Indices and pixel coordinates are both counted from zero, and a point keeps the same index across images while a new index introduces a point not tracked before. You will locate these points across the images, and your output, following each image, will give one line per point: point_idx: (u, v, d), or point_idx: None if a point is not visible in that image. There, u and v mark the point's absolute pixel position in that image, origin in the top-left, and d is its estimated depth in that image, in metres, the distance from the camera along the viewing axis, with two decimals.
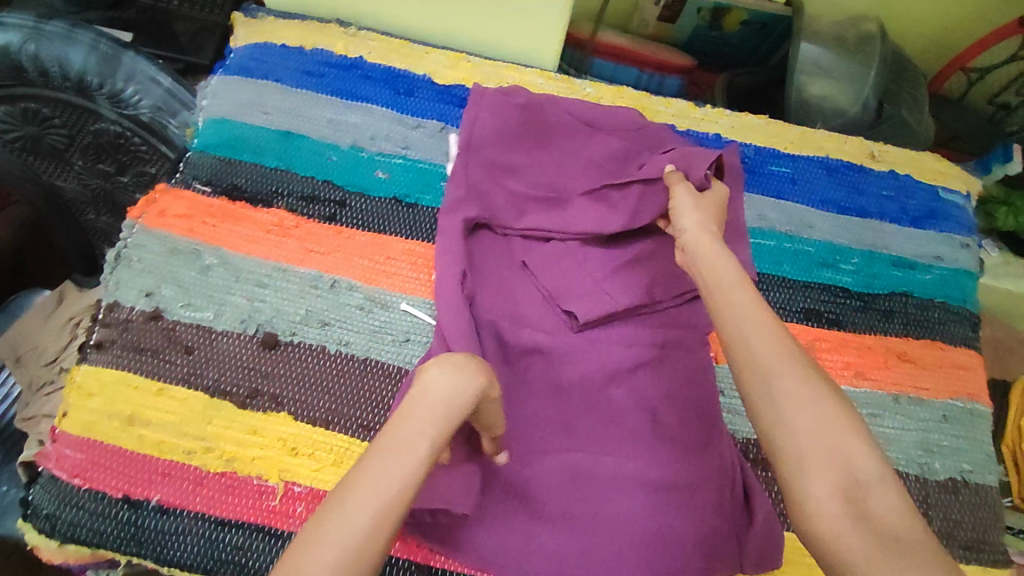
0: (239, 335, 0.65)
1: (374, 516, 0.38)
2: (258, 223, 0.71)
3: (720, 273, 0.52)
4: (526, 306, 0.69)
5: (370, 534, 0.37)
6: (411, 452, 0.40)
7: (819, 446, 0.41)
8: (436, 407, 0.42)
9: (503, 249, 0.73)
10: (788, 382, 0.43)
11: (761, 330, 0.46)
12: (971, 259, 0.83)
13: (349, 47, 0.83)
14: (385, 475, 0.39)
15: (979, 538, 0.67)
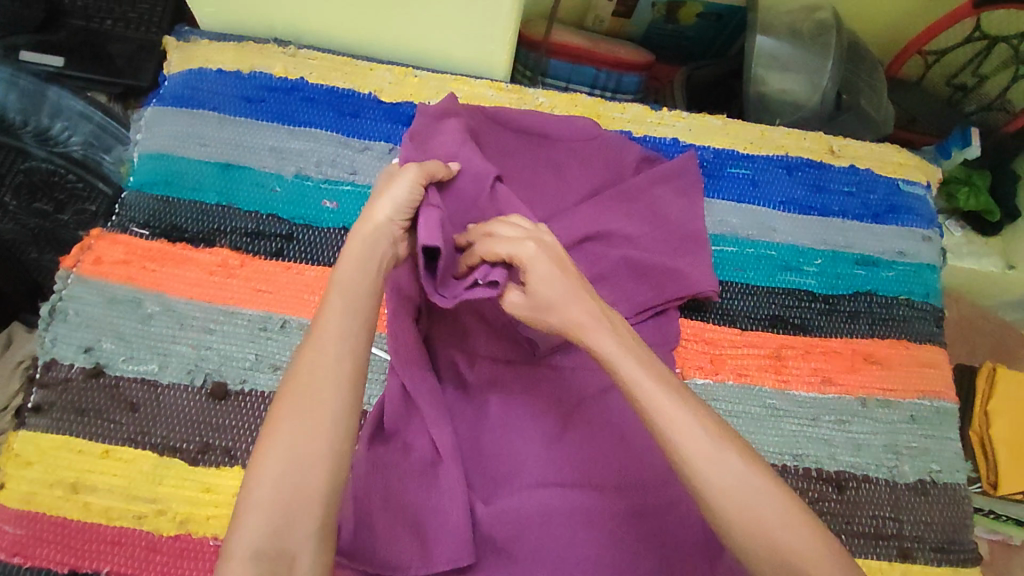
0: (187, 387, 0.63)
1: (303, 404, 0.46)
2: (201, 265, 0.68)
3: (646, 379, 0.48)
4: (489, 336, 0.67)
5: (299, 440, 0.45)
6: (323, 357, 0.47)
7: (793, 558, 0.43)
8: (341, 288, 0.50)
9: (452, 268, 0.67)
10: (747, 501, 0.44)
11: (707, 454, 0.45)
12: (934, 252, 0.82)
13: (289, 69, 0.79)
14: (301, 383, 0.46)
15: (948, 539, 0.68)
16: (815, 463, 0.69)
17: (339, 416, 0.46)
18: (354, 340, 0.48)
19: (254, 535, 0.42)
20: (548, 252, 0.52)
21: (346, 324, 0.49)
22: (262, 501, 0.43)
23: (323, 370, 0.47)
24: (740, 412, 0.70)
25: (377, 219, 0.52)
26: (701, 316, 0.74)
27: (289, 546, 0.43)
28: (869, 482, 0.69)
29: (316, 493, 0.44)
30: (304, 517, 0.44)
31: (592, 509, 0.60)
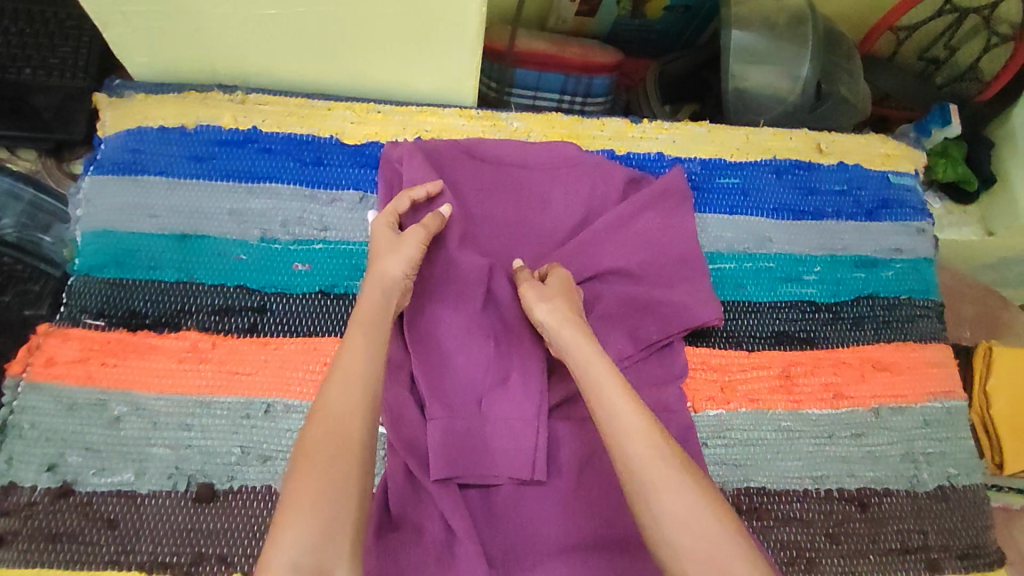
0: (169, 492, 0.57)
1: (343, 418, 0.48)
2: (168, 353, 0.62)
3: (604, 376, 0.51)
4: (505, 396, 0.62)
5: (336, 455, 0.46)
6: (351, 375, 0.50)
7: (705, 543, 0.43)
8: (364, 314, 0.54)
9: (453, 326, 0.64)
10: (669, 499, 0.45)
11: (657, 466, 0.46)
12: (930, 245, 0.81)
13: (239, 119, 0.73)
14: (336, 404, 0.48)
15: (972, 544, 0.68)
16: (836, 482, 0.68)
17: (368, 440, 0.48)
18: (373, 369, 0.51)
19: (290, 548, 0.42)
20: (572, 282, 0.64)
21: (373, 350, 0.51)
22: (300, 515, 0.44)
23: (354, 393, 0.49)
24: (756, 438, 0.68)
25: (388, 274, 0.57)
26: (705, 341, 0.71)
27: (326, 560, 0.43)
28: (890, 496, 0.68)
29: (351, 511, 0.45)
30: (339, 534, 0.44)
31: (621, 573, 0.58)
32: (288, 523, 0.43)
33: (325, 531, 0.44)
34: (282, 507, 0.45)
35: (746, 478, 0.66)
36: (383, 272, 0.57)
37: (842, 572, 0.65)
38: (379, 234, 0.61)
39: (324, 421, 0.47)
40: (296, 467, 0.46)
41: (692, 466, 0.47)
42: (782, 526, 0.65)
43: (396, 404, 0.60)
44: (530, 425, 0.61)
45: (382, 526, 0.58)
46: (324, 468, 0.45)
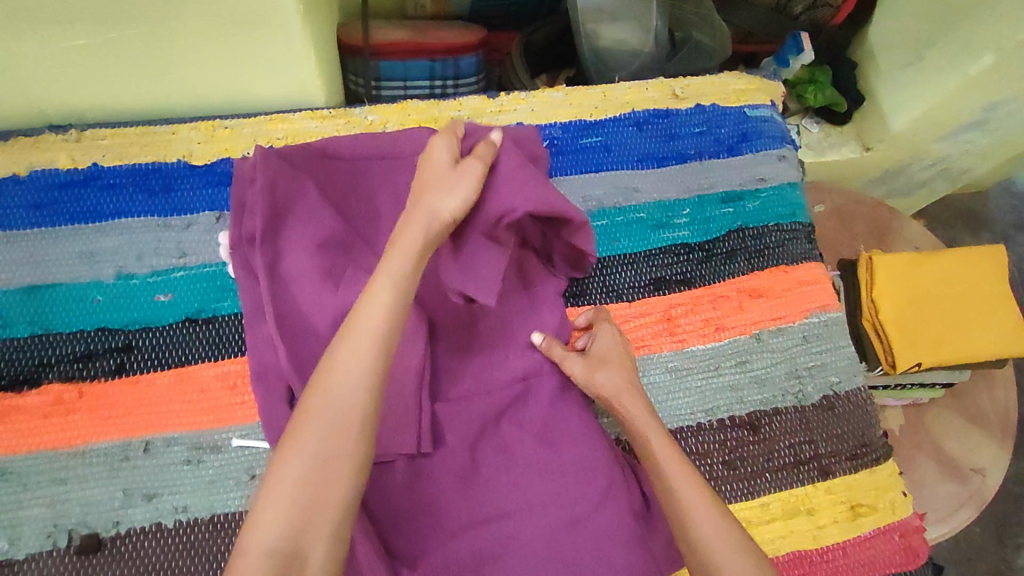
0: (50, 552, 0.56)
1: (345, 381, 0.49)
2: (30, 410, 0.59)
3: (674, 463, 0.58)
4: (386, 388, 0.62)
5: (330, 425, 0.48)
6: (359, 337, 0.50)
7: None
8: (397, 261, 0.54)
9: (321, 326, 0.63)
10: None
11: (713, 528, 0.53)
12: (791, 170, 0.84)
13: (77, 157, 0.69)
14: (342, 381, 0.49)
15: (861, 444, 0.71)
16: (727, 411, 0.70)
17: (365, 422, 0.49)
18: (385, 338, 0.51)
19: (270, 533, 0.45)
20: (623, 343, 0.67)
21: (382, 306, 0.52)
22: (286, 498, 0.46)
23: (359, 367, 0.49)
24: (646, 383, 0.70)
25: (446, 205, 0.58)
26: (585, 300, 0.73)
27: (303, 545, 0.45)
28: (780, 414, 0.71)
29: (336, 500, 0.47)
30: (319, 514, 0.46)
31: (516, 539, 0.60)
32: (270, 504, 0.46)
33: (304, 516, 0.46)
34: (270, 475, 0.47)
35: None
36: (436, 207, 0.58)
37: (741, 495, 0.67)
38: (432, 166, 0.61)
39: (322, 401, 0.48)
40: (289, 444, 0.48)
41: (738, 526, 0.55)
42: None
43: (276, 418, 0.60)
44: (413, 410, 0.62)
45: None
46: (315, 451, 0.47)
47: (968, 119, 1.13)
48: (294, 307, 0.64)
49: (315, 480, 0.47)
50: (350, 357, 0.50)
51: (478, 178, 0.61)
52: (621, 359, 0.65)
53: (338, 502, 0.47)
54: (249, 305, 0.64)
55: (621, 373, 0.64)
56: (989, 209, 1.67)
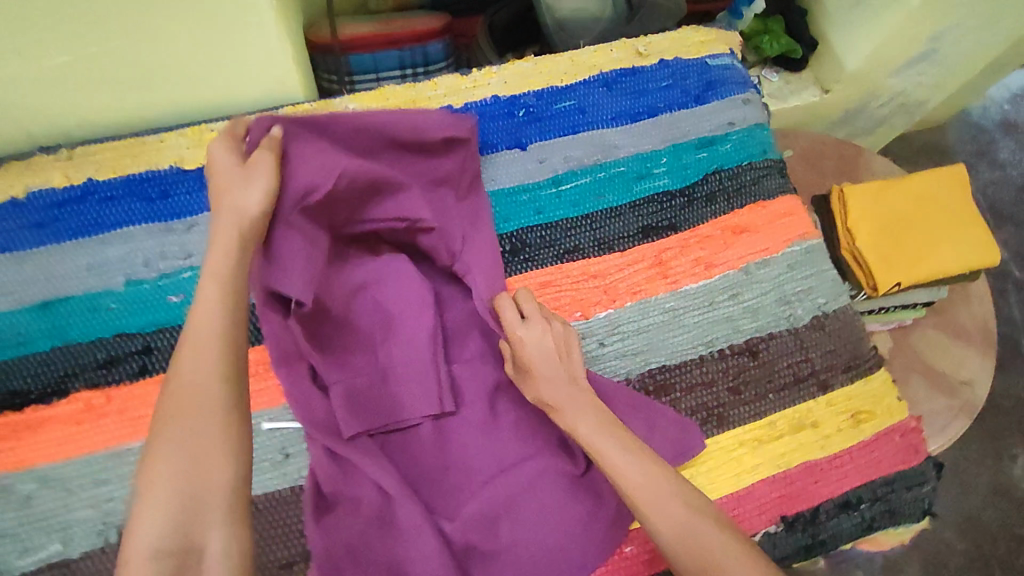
0: (102, 548, 0.58)
1: (197, 372, 0.47)
2: (62, 419, 0.61)
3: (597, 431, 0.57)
4: (406, 353, 0.65)
5: (194, 419, 0.45)
6: (203, 326, 0.48)
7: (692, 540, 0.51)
8: (224, 253, 0.51)
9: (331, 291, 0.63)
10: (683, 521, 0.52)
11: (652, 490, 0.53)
12: (757, 111, 0.88)
13: (72, 175, 0.71)
14: (198, 374, 0.46)
15: (852, 356, 0.75)
16: (726, 341, 0.74)
17: (231, 406, 0.47)
18: (229, 327, 0.48)
19: (153, 534, 0.42)
20: (543, 337, 0.61)
21: (228, 296, 0.49)
22: (161, 496, 0.43)
23: (210, 357, 0.47)
24: (647, 325, 0.73)
25: (244, 205, 0.53)
26: (580, 255, 0.75)
27: (196, 536, 0.43)
28: (775, 338, 0.75)
29: (222, 485, 0.45)
30: (203, 510, 0.44)
31: (545, 480, 0.62)
32: (147, 506, 0.43)
33: (187, 515, 0.43)
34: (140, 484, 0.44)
35: (646, 363, 0.72)
36: (238, 205, 0.53)
37: (750, 416, 0.71)
38: (218, 164, 0.55)
39: (186, 396, 0.46)
40: (153, 444, 0.45)
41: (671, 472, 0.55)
42: (688, 394, 0.71)
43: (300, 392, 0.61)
44: (431, 372, 0.64)
45: (317, 509, 0.59)
46: (184, 444, 0.45)
47: (918, 50, 1.19)
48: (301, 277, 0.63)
49: (189, 471, 0.44)
50: (195, 350, 0.47)
51: (272, 167, 0.55)
52: (552, 358, 0.60)
53: (222, 484, 0.45)
54: None
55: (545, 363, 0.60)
56: (949, 139, 1.74)
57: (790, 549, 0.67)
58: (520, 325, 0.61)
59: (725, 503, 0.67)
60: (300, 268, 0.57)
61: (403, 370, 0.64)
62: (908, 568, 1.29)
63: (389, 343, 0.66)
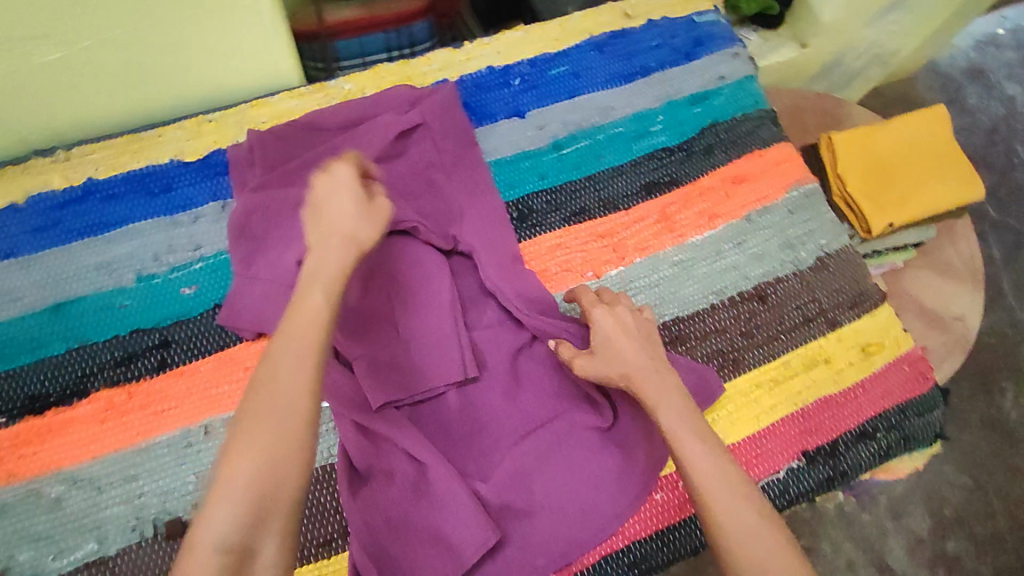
0: (138, 543, 0.57)
1: (288, 377, 0.48)
2: (86, 419, 0.60)
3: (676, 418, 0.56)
4: (426, 323, 0.65)
5: (278, 422, 0.47)
6: (300, 334, 0.50)
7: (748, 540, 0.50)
8: (327, 270, 0.53)
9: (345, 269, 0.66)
10: (744, 522, 0.51)
11: (718, 486, 0.52)
12: (746, 64, 0.88)
13: (70, 175, 0.69)
14: (285, 378, 0.48)
15: (858, 293, 0.77)
16: (735, 288, 0.75)
17: (311, 420, 0.48)
18: (322, 342, 0.50)
19: (220, 528, 0.44)
20: (626, 325, 0.62)
21: (323, 309, 0.51)
22: (236, 492, 0.44)
23: (302, 364, 0.49)
24: (658, 278, 0.74)
25: (339, 228, 0.55)
26: (587, 217, 0.76)
27: (254, 541, 0.44)
28: (782, 282, 0.76)
29: (287, 496, 0.46)
30: (270, 512, 0.45)
31: (572, 434, 0.63)
32: (221, 499, 0.44)
33: (256, 514, 0.44)
34: (218, 477, 0.46)
35: (660, 315, 0.73)
36: (339, 229, 0.55)
37: (765, 357, 0.72)
38: (323, 181, 0.56)
39: (272, 396, 0.47)
40: (235, 441, 0.46)
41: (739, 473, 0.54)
42: (704, 342, 0.72)
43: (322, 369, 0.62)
44: (453, 339, 0.64)
45: (352, 483, 0.59)
46: (266, 448, 0.46)
47: None
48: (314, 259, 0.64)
49: (265, 471, 0.45)
50: (291, 357, 0.49)
51: (374, 213, 0.56)
52: (637, 342, 0.61)
53: (291, 488, 0.46)
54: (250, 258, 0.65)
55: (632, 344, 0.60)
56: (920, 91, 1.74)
57: (815, 483, 0.69)
58: (602, 311, 0.62)
59: (748, 444, 0.68)
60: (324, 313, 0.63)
61: (425, 340, 0.64)
62: (912, 507, 1.27)
63: (409, 314, 0.65)
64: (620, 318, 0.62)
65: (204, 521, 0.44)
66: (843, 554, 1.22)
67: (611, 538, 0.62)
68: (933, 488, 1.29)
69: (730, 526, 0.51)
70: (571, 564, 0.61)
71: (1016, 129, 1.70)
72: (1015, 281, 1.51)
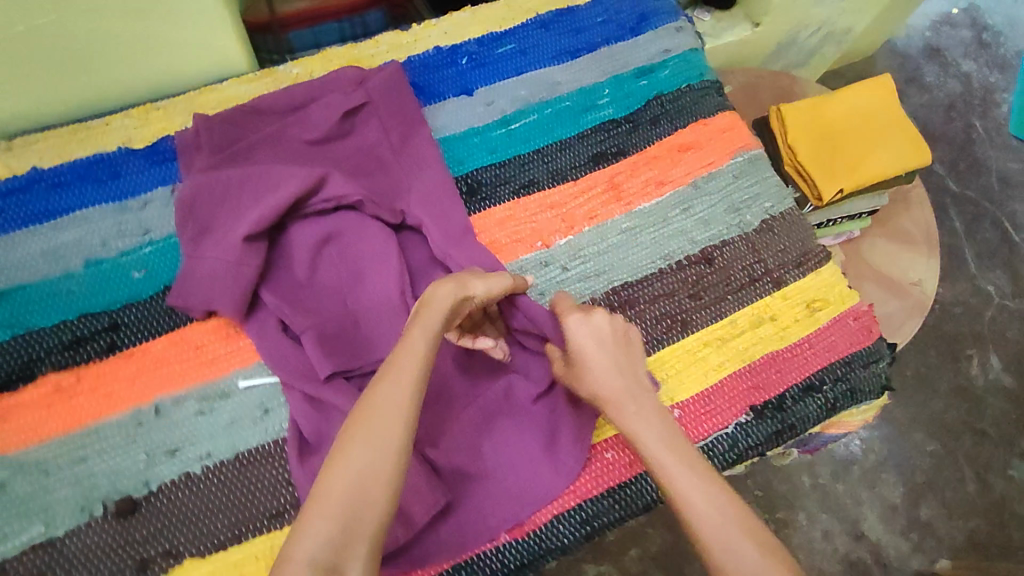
0: (88, 523, 0.57)
1: (389, 404, 0.51)
2: (33, 403, 0.60)
3: (674, 461, 0.56)
4: (376, 295, 0.65)
5: (376, 447, 0.50)
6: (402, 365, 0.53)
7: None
8: (430, 312, 0.57)
9: (292, 245, 0.66)
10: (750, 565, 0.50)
11: (721, 530, 0.52)
12: (691, 37, 0.89)
13: (14, 164, 0.68)
14: (384, 405, 0.51)
15: (802, 253, 0.79)
16: (682, 252, 0.77)
17: (404, 449, 0.51)
18: (422, 375, 0.54)
19: (313, 544, 0.46)
20: (601, 333, 0.62)
21: (424, 345, 0.55)
22: (330, 511, 0.47)
23: (403, 394, 0.52)
24: (606, 246, 0.76)
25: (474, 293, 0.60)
26: (536, 189, 0.77)
27: (344, 561, 0.46)
28: (728, 245, 0.78)
29: (375, 517, 0.48)
30: (359, 533, 0.47)
31: (520, 400, 0.65)
32: (318, 516, 0.47)
33: (345, 535, 0.47)
34: (314, 496, 0.49)
35: (608, 281, 0.74)
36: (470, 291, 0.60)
37: (712, 318, 0.74)
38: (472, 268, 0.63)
39: (371, 421, 0.51)
40: (334, 460, 0.50)
41: (747, 514, 0.53)
42: (653, 305, 0.74)
43: (271, 344, 0.63)
44: (400, 309, 0.65)
45: (301, 452, 0.61)
46: (361, 470, 0.49)
47: None
48: (258, 236, 0.64)
49: (357, 494, 0.48)
50: (392, 384, 0.52)
51: (505, 288, 0.62)
52: (607, 350, 0.61)
53: (380, 513, 0.49)
54: (198, 233, 0.65)
55: (620, 374, 0.61)
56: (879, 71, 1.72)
57: (762, 437, 0.71)
58: (579, 320, 0.62)
59: (695, 402, 0.71)
60: (294, 302, 0.64)
61: (374, 311, 0.65)
62: (885, 475, 1.29)
63: (357, 287, 0.66)
64: (599, 323, 0.62)
65: (298, 536, 0.47)
66: (818, 525, 1.24)
67: (562, 497, 0.64)
68: (904, 457, 1.31)
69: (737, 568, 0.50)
70: (522, 524, 0.62)
71: (973, 104, 1.70)
72: (977, 252, 1.52)
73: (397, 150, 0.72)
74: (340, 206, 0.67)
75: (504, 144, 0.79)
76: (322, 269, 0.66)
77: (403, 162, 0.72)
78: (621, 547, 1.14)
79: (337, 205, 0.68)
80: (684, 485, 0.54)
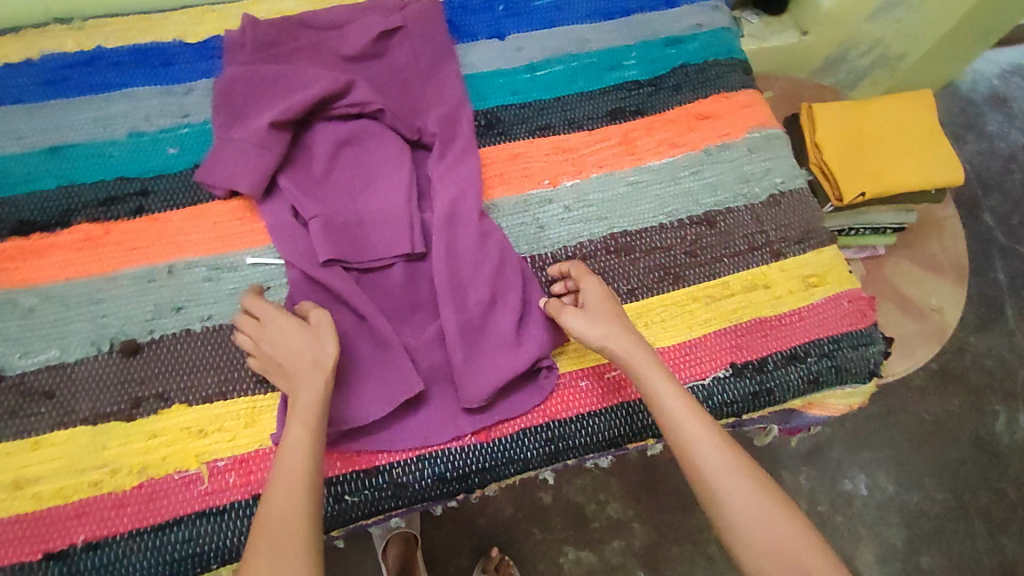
0: (95, 356, 0.63)
1: (283, 507, 0.52)
2: (64, 246, 0.66)
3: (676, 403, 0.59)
4: (383, 198, 0.69)
5: (277, 556, 0.50)
6: (290, 466, 0.53)
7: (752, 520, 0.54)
8: (301, 405, 0.56)
9: (314, 144, 0.71)
10: (748, 502, 0.55)
11: (719, 469, 0.56)
12: (725, 17, 0.92)
13: (83, 41, 0.76)
14: (277, 514, 0.51)
15: (806, 231, 0.79)
16: (685, 212, 0.78)
17: (311, 548, 0.51)
18: (311, 473, 0.53)
19: None
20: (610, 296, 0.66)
21: (309, 437, 0.55)
22: None
23: (294, 496, 0.52)
24: (611, 194, 0.78)
25: (324, 357, 0.58)
26: (551, 132, 0.80)
27: None
28: (732, 212, 0.79)
29: None
30: None
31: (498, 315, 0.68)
32: None
33: None
34: None
35: (607, 227, 0.76)
36: (320, 361, 0.58)
37: (704, 276, 0.75)
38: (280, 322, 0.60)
39: (270, 529, 0.51)
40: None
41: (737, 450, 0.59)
42: (648, 256, 0.75)
43: (281, 227, 0.68)
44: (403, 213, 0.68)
45: None
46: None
47: None
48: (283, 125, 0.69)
49: None
50: (280, 490, 0.52)
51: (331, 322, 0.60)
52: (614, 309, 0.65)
53: None
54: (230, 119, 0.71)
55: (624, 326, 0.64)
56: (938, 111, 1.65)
57: (739, 395, 0.71)
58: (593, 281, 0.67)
59: (675, 350, 0.72)
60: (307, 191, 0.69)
61: (378, 213, 0.68)
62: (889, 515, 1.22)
63: (367, 189, 0.70)
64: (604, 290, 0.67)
65: None
66: None
67: (532, 413, 0.66)
68: (913, 501, 1.23)
69: (735, 501, 0.55)
70: (488, 430, 0.65)
71: None
72: (1020, 308, 1.43)
73: (424, 76, 0.77)
74: (362, 114, 0.72)
75: (525, 87, 0.82)
76: (337, 169, 0.71)
77: (427, 88, 0.77)
78: (604, 537, 1.11)
79: (360, 113, 0.72)
80: (677, 419, 0.58)
